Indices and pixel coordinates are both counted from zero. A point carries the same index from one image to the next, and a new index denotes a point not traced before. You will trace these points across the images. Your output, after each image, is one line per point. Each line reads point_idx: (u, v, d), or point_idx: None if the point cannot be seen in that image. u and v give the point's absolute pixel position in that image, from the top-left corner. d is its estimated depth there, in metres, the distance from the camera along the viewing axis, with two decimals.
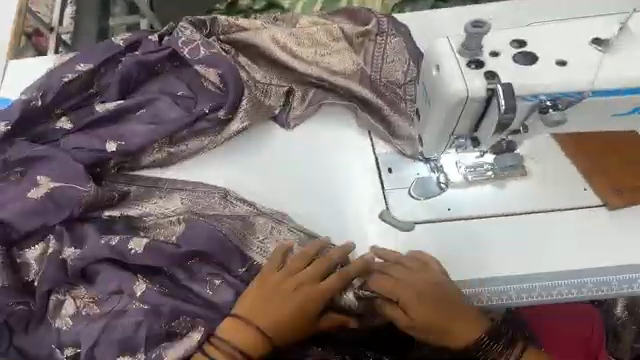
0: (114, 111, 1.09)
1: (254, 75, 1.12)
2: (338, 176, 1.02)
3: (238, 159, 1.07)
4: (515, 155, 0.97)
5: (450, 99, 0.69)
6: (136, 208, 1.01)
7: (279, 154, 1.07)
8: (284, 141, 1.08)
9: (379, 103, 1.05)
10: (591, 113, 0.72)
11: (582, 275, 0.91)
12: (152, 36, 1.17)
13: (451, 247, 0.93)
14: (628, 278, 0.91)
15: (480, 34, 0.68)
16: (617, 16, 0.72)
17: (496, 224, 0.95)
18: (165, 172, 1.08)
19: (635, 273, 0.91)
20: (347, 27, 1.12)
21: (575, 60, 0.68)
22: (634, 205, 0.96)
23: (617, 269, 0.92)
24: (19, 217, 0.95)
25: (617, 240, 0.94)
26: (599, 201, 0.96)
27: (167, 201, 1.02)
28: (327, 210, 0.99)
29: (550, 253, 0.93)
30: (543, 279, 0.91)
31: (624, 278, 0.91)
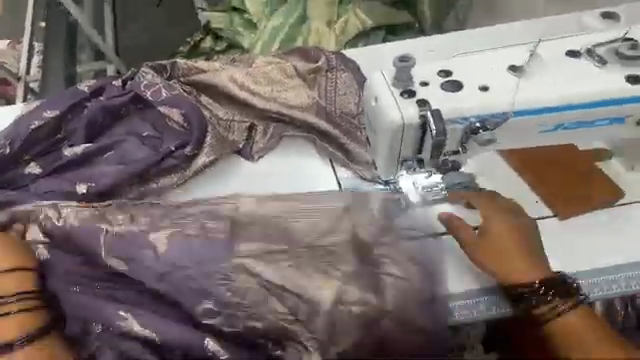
0: (82, 155, 1.13)
1: (217, 113, 1.17)
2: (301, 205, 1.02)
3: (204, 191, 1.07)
4: (463, 172, 0.96)
5: (388, 127, 0.73)
6: None
7: (240, 185, 1.07)
8: (248, 173, 1.10)
9: (336, 133, 1.12)
10: (518, 135, 0.77)
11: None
12: (116, 82, 1.21)
13: None
14: (593, 282, 0.93)
15: (408, 68, 0.76)
16: (526, 46, 0.81)
17: None
18: None
19: (598, 278, 0.94)
20: (299, 65, 1.19)
21: (497, 86, 0.75)
22: (584, 212, 1.02)
23: (582, 276, 0.93)
24: None
25: (573, 246, 0.97)
26: (551, 212, 1.00)
27: None
28: None
29: None
30: None
31: (590, 285, 0.93)
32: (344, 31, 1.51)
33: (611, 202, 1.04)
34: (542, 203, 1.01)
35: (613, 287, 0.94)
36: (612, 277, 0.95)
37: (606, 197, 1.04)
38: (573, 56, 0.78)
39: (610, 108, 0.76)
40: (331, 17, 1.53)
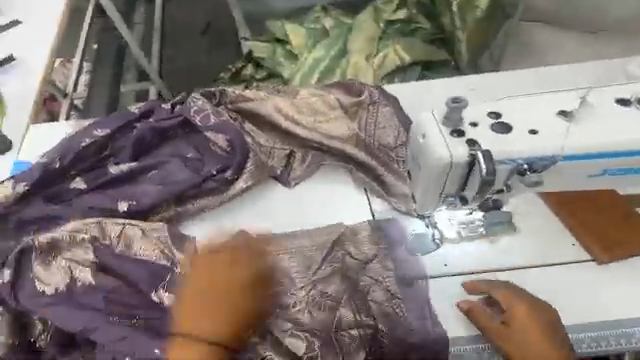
0: (127, 174, 1.18)
1: (258, 140, 1.20)
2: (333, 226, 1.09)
3: (243, 216, 1.13)
4: (503, 212, 1.05)
5: (436, 165, 0.75)
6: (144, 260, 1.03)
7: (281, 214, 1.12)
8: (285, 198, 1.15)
9: (374, 164, 1.13)
10: (561, 179, 0.78)
11: (573, 329, 0.94)
12: (165, 105, 1.26)
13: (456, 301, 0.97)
14: (623, 332, 0.94)
15: (459, 108, 0.76)
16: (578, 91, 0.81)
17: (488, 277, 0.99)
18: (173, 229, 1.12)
19: (629, 329, 0.94)
20: (342, 98, 1.21)
21: (547, 130, 0.75)
22: (625, 259, 1.01)
23: (614, 323, 0.94)
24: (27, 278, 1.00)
25: (610, 293, 0.97)
26: (588, 256, 1.01)
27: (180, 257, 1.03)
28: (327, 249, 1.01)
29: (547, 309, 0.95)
30: None
31: (621, 333, 0.94)
32: (382, 65, 1.55)
33: None
34: (578, 246, 1.02)
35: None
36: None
37: None
38: (624, 105, 0.78)
39: None
40: (371, 51, 1.57)
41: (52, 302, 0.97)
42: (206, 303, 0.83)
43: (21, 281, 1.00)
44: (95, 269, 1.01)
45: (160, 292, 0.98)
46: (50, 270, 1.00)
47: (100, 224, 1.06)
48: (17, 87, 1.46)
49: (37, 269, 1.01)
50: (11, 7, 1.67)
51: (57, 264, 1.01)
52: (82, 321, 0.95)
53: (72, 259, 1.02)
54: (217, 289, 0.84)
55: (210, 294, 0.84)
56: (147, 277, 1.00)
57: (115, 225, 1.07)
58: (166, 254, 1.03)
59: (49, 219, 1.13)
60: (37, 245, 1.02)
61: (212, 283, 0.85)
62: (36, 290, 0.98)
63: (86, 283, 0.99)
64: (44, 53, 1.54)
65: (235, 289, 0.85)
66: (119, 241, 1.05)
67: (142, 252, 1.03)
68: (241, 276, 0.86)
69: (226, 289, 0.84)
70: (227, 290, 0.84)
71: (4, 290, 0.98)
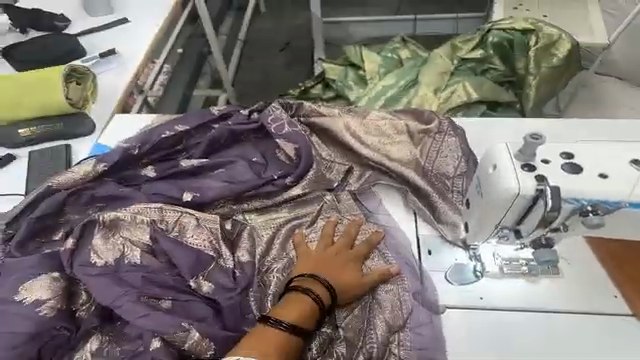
0: (197, 168, 1.27)
1: (321, 152, 1.27)
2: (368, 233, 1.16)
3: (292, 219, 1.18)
4: (553, 251, 1.04)
5: (502, 194, 0.77)
6: (190, 246, 1.10)
7: (321, 216, 1.17)
8: (331, 206, 1.18)
9: (429, 190, 1.16)
10: (620, 224, 0.78)
11: None
12: (243, 111, 1.35)
13: (481, 327, 0.97)
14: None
15: (536, 144, 0.78)
16: None
17: (524, 316, 0.98)
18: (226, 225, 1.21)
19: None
20: (411, 125, 1.25)
21: (616, 175, 0.76)
22: None
23: None
24: (87, 247, 1.08)
25: None
26: (630, 311, 0.98)
27: (228, 249, 1.12)
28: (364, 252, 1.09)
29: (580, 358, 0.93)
30: None
31: None
32: (448, 100, 1.58)
33: None
34: (621, 298, 1.00)
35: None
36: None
37: None
38: None
39: None
40: (440, 85, 1.63)
41: (97, 274, 1.04)
42: (334, 265, 1.01)
43: (78, 250, 1.08)
44: (144, 250, 1.10)
45: (198, 279, 1.06)
46: (106, 244, 1.09)
47: (161, 210, 1.15)
48: (112, 78, 1.61)
49: (96, 242, 1.09)
50: (118, 7, 1.85)
51: (114, 240, 1.10)
52: (124, 295, 1.00)
53: (128, 238, 1.11)
54: (333, 249, 1.04)
55: (327, 257, 1.02)
56: (192, 263, 1.08)
57: (173, 213, 1.16)
58: (214, 244, 1.11)
59: (118, 199, 1.22)
60: (100, 220, 1.11)
61: (334, 251, 1.03)
62: (88, 261, 1.05)
63: (133, 262, 1.08)
64: (140, 51, 1.69)
65: (354, 256, 1.03)
66: (175, 227, 1.14)
67: (192, 240, 1.11)
68: (355, 247, 1.05)
69: (334, 256, 1.02)
70: (338, 255, 1.02)
71: (64, 255, 1.06)
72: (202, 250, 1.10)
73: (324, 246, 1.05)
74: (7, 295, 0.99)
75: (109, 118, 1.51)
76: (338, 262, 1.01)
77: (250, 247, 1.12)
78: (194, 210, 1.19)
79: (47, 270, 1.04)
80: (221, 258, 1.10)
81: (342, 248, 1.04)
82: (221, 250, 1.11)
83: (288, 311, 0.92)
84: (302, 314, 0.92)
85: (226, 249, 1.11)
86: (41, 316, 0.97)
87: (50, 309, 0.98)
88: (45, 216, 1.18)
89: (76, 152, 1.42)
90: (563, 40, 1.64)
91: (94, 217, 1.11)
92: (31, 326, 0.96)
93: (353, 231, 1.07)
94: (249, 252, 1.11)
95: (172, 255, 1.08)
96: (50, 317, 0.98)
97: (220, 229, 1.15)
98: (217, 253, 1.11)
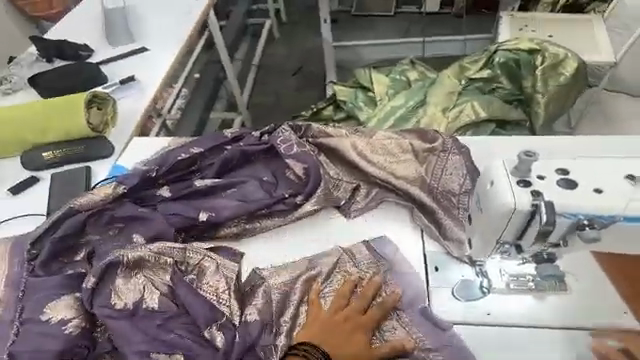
0: (210, 188, 1.32)
1: (329, 172, 1.30)
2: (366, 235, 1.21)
3: (321, 265, 1.13)
4: (556, 265, 1.04)
5: (499, 209, 0.79)
6: (207, 293, 1.11)
7: (338, 270, 1.11)
8: (349, 257, 1.14)
9: (434, 206, 1.19)
10: (621, 239, 0.79)
11: None
12: (255, 133, 1.40)
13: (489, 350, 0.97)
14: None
15: (530, 160, 0.80)
16: None
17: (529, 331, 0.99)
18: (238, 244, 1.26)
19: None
20: (416, 144, 1.27)
21: (611, 190, 0.77)
22: None
23: None
24: (108, 288, 1.10)
25: None
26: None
27: (241, 291, 1.13)
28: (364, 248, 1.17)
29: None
30: None
31: None
32: (457, 119, 1.59)
33: None
34: (630, 314, 0.98)
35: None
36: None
37: None
38: None
39: None
40: (448, 105, 1.65)
41: (113, 316, 1.07)
42: (342, 333, 0.96)
43: (100, 288, 1.10)
44: (163, 292, 1.12)
45: (212, 329, 1.05)
46: (128, 284, 1.12)
47: (185, 251, 1.18)
48: (130, 103, 1.69)
49: (117, 282, 1.12)
50: (138, 35, 1.94)
51: (135, 280, 1.13)
52: (140, 342, 1.04)
53: (149, 279, 1.13)
54: (347, 314, 0.99)
55: (336, 324, 0.98)
56: (205, 313, 1.07)
57: (195, 255, 1.19)
58: (230, 288, 1.12)
59: (137, 219, 1.26)
60: (124, 262, 1.13)
61: (344, 316, 0.99)
62: (108, 302, 1.09)
63: (150, 307, 1.09)
64: (157, 78, 1.76)
65: (366, 323, 0.98)
66: (194, 269, 1.17)
67: (207, 287, 1.13)
68: (370, 311, 1.00)
69: (345, 322, 0.98)
70: (349, 320, 0.98)
71: (85, 292, 1.09)
72: (216, 302, 1.10)
73: (335, 308, 1.01)
74: (33, 315, 1.06)
75: (127, 141, 1.57)
76: (349, 329, 0.97)
77: (261, 304, 1.06)
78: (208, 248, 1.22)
79: (71, 289, 1.11)
80: (231, 313, 1.07)
81: (356, 313, 1.00)
82: (233, 306, 1.09)
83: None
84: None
85: (235, 304, 1.09)
86: (66, 334, 1.04)
87: (76, 328, 1.05)
88: (66, 236, 1.21)
89: (95, 174, 1.49)
90: (569, 60, 1.65)
91: (118, 258, 1.12)
92: (56, 344, 1.03)
93: (369, 293, 1.02)
94: (257, 310, 1.05)
95: (188, 304, 1.08)
96: (75, 335, 1.05)
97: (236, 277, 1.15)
98: (232, 293, 1.11)
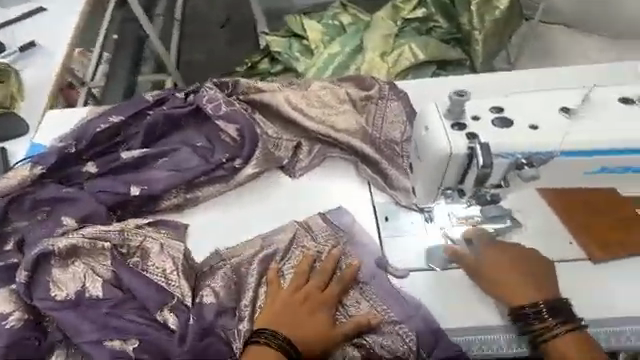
0: (138, 159, 1.22)
1: (267, 130, 1.22)
2: (313, 191, 1.15)
3: (276, 242, 1.04)
4: (500, 206, 1.01)
5: (435, 155, 0.75)
6: (157, 278, 1.02)
7: (295, 244, 1.04)
8: (305, 231, 1.05)
9: (377, 157, 1.13)
10: (559, 175, 0.78)
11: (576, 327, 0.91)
12: (179, 94, 1.29)
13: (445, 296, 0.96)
14: (614, 329, 0.92)
15: (462, 102, 0.75)
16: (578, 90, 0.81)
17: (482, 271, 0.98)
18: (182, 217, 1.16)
19: (620, 327, 0.92)
20: (352, 92, 1.22)
21: (546, 125, 0.75)
22: (623, 258, 0.97)
23: (621, 319, 0.92)
24: (45, 279, 1.02)
25: (607, 284, 0.95)
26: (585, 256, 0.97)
27: (191, 265, 1.04)
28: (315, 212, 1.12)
29: None
30: None
31: (608, 331, 0.92)
32: (396, 63, 1.53)
33: None
34: (576, 245, 0.98)
35: (635, 337, 0.92)
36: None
37: None
38: (625, 103, 0.77)
39: None
40: (386, 49, 1.57)
41: (57, 308, 1.00)
42: (302, 314, 0.93)
43: (37, 280, 1.02)
44: (107, 279, 1.03)
45: (164, 312, 0.99)
46: (67, 273, 1.03)
47: (122, 233, 1.07)
48: (37, 73, 1.51)
49: (54, 273, 1.03)
50: None
51: (74, 268, 1.04)
52: (90, 331, 0.97)
53: (89, 265, 1.04)
54: (304, 295, 0.95)
55: (295, 305, 0.94)
56: (153, 297, 1.00)
57: (136, 235, 1.08)
58: (177, 267, 1.03)
59: (64, 201, 1.15)
60: (57, 251, 1.04)
61: (302, 295, 0.95)
62: (47, 294, 1.01)
63: (95, 295, 1.01)
64: (65, 41, 1.58)
65: (325, 301, 0.95)
66: (137, 251, 1.06)
67: (153, 268, 1.03)
68: (329, 288, 0.96)
69: (302, 303, 0.94)
70: (307, 301, 0.95)
71: (20, 287, 1.01)
72: (165, 284, 1.01)
73: (294, 288, 0.97)
74: None
75: (40, 115, 1.41)
76: (308, 310, 0.94)
77: (220, 287, 0.99)
78: (147, 227, 1.11)
79: (4, 284, 1.05)
80: (183, 295, 1.00)
81: (314, 292, 0.96)
82: (184, 287, 1.01)
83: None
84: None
85: (187, 285, 1.01)
86: (8, 328, 0.98)
87: (17, 321, 0.99)
88: None
89: (12, 154, 1.33)
90: None
91: (48, 248, 1.03)
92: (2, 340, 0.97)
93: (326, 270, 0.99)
94: (214, 293, 0.98)
95: (133, 288, 1.01)
96: (18, 328, 0.99)
97: (184, 256, 1.05)
98: (181, 274, 1.02)
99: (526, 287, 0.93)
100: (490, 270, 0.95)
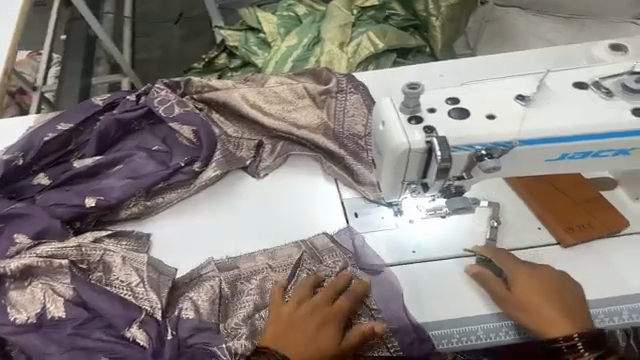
0: (92, 168, 1.14)
1: (226, 130, 1.18)
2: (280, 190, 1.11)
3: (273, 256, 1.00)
4: (465, 198, 0.98)
5: (392, 151, 0.73)
6: (124, 292, 0.97)
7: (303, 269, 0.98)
8: (312, 253, 0.99)
9: (342, 153, 1.09)
10: (523, 165, 0.77)
11: None
12: (130, 96, 1.23)
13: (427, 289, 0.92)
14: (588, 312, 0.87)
15: (417, 94, 0.73)
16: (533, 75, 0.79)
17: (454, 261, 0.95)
18: (143, 226, 1.10)
19: (591, 309, 0.88)
20: (310, 86, 1.18)
21: (502, 113, 0.74)
22: (594, 239, 0.95)
23: (607, 299, 0.88)
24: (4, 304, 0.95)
25: (589, 264, 0.92)
26: (554, 240, 0.95)
27: (157, 276, 0.99)
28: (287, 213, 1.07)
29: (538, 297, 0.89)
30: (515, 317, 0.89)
31: (601, 312, 0.88)
32: (356, 53, 1.50)
33: (614, 232, 0.95)
34: (545, 229, 0.97)
35: (627, 315, 0.87)
36: (612, 308, 0.88)
37: (612, 226, 0.95)
38: (580, 88, 0.76)
39: (614, 141, 0.74)
40: (344, 39, 1.52)
41: (21, 331, 0.93)
42: (309, 326, 0.85)
43: None
44: (69, 298, 0.96)
45: (133, 329, 0.93)
46: (25, 294, 0.96)
47: (80, 249, 1.00)
48: None
49: (11, 296, 0.96)
50: None
51: (32, 288, 0.97)
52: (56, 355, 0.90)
53: (48, 284, 0.97)
54: (310, 306, 0.87)
55: (304, 316, 0.86)
56: (120, 313, 0.94)
57: (96, 249, 1.01)
58: (143, 279, 0.98)
59: (14, 217, 1.06)
60: (10, 272, 0.97)
61: (308, 307, 0.87)
62: (7, 319, 0.93)
63: (57, 317, 0.94)
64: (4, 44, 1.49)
65: (331, 314, 0.86)
66: (99, 265, 1.00)
67: (117, 282, 0.98)
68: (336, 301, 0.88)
69: (308, 316, 0.86)
70: (313, 313, 0.86)
71: None
72: (133, 299, 0.96)
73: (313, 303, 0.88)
74: None
75: None
76: (313, 322, 0.85)
77: (206, 302, 0.95)
78: (107, 240, 1.04)
79: None
80: (152, 308, 0.95)
81: (320, 304, 0.87)
82: (153, 299, 0.95)
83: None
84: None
85: (155, 295, 0.96)
86: None
87: None
88: None
89: None
90: None
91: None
92: None
93: (347, 291, 0.90)
94: (196, 308, 0.95)
95: (98, 306, 0.94)
96: None
97: (150, 267, 1.00)
98: (146, 284, 0.97)
99: (561, 312, 0.85)
100: (521, 296, 0.87)
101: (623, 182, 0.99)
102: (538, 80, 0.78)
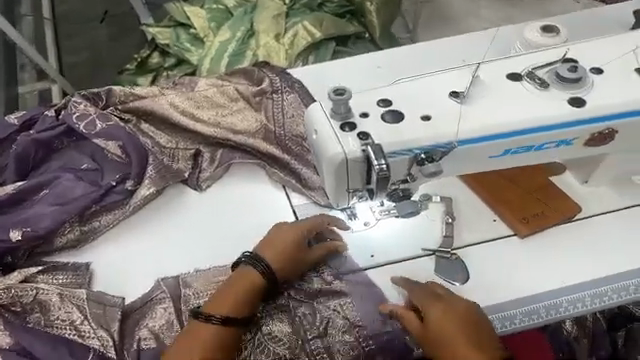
0: (14, 195, 1.01)
1: (159, 140, 1.09)
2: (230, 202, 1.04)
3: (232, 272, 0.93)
4: (414, 202, 0.93)
5: (329, 163, 0.69)
6: (68, 332, 0.88)
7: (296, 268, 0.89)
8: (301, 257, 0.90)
9: (286, 158, 1.04)
10: (472, 162, 0.74)
11: (531, 301, 0.84)
12: (49, 112, 1.12)
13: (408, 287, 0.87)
14: (552, 303, 0.85)
15: (344, 100, 0.69)
16: (468, 67, 0.77)
17: (416, 262, 0.88)
18: (78, 255, 0.99)
19: (555, 299, 0.85)
20: (242, 87, 1.11)
21: (438, 113, 0.71)
22: (550, 227, 0.91)
23: (578, 286, 0.85)
24: None
25: (555, 250, 0.88)
26: (509, 231, 0.91)
27: (101, 311, 0.90)
28: (238, 227, 1.00)
29: (512, 286, 0.85)
30: (497, 311, 0.84)
31: (573, 298, 0.85)
32: (293, 44, 1.44)
33: (567, 218, 0.91)
34: (501, 220, 0.92)
35: (596, 300, 0.85)
36: (576, 295, 0.85)
37: (564, 211, 0.91)
38: (513, 79, 0.74)
39: (564, 131, 0.72)
40: (279, 30, 1.45)
41: None
42: (287, 255, 0.83)
43: None
44: None
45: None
46: None
47: (9, 291, 0.89)
48: None
49: None
50: None
51: None
52: None
53: None
54: (292, 237, 0.84)
55: (287, 244, 0.83)
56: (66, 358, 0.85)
57: (28, 289, 0.90)
58: (86, 314, 0.89)
59: None
60: None
61: (291, 240, 0.84)
62: None
63: None
64: None
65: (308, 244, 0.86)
66: (35, 306, 0.90)
67: (58, 322, 0.89)
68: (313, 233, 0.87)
69: (289, 246, 0.84)
70: (295, 244, 0.84)
71: None
72: (78, 337, 0.88)
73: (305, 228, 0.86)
74: None
75: None
76: (291, 252, 0.84)
77: (160, 326, 0.89)
78: (42, 276, 0.95)
79: None
80: (103, 346, 0.87)
81: (301, 234, 0.85)
82: (104, 336, 0.87)
83: (224, 300, 0.80)
84: (239, 302, 0.79)
85: (104, 330, 0.88)
86: None
87: None
88: None
89: None
90: None
91: None
92: None
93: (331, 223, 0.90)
94: (156, 336, 0.88)
95: None
96: None
97: (90, 301, 0.91)
98: (90, 320, 0.89)
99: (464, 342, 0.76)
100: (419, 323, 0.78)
101: (572, 166, 0.94)
102: (473, 74, 0.75)
